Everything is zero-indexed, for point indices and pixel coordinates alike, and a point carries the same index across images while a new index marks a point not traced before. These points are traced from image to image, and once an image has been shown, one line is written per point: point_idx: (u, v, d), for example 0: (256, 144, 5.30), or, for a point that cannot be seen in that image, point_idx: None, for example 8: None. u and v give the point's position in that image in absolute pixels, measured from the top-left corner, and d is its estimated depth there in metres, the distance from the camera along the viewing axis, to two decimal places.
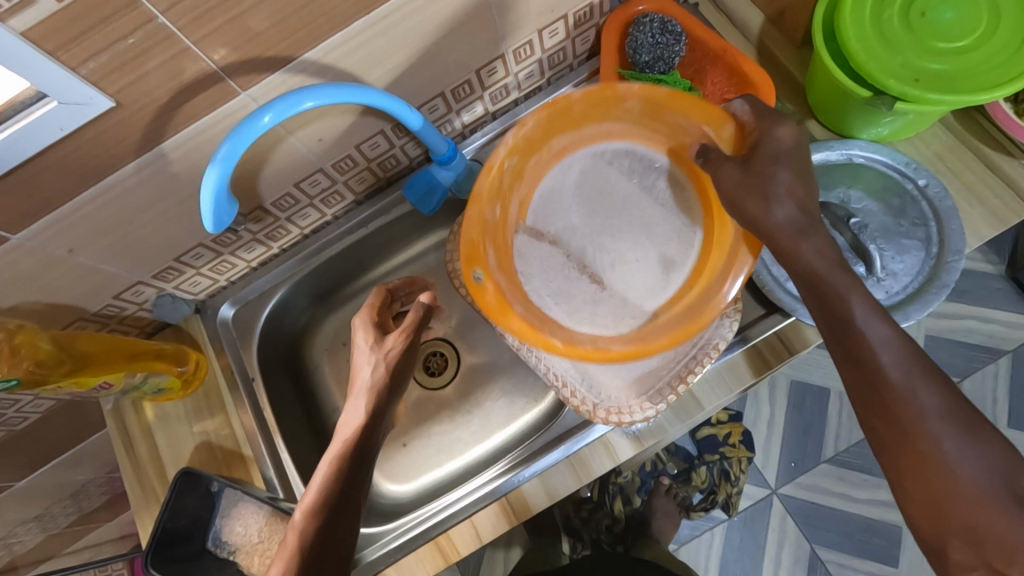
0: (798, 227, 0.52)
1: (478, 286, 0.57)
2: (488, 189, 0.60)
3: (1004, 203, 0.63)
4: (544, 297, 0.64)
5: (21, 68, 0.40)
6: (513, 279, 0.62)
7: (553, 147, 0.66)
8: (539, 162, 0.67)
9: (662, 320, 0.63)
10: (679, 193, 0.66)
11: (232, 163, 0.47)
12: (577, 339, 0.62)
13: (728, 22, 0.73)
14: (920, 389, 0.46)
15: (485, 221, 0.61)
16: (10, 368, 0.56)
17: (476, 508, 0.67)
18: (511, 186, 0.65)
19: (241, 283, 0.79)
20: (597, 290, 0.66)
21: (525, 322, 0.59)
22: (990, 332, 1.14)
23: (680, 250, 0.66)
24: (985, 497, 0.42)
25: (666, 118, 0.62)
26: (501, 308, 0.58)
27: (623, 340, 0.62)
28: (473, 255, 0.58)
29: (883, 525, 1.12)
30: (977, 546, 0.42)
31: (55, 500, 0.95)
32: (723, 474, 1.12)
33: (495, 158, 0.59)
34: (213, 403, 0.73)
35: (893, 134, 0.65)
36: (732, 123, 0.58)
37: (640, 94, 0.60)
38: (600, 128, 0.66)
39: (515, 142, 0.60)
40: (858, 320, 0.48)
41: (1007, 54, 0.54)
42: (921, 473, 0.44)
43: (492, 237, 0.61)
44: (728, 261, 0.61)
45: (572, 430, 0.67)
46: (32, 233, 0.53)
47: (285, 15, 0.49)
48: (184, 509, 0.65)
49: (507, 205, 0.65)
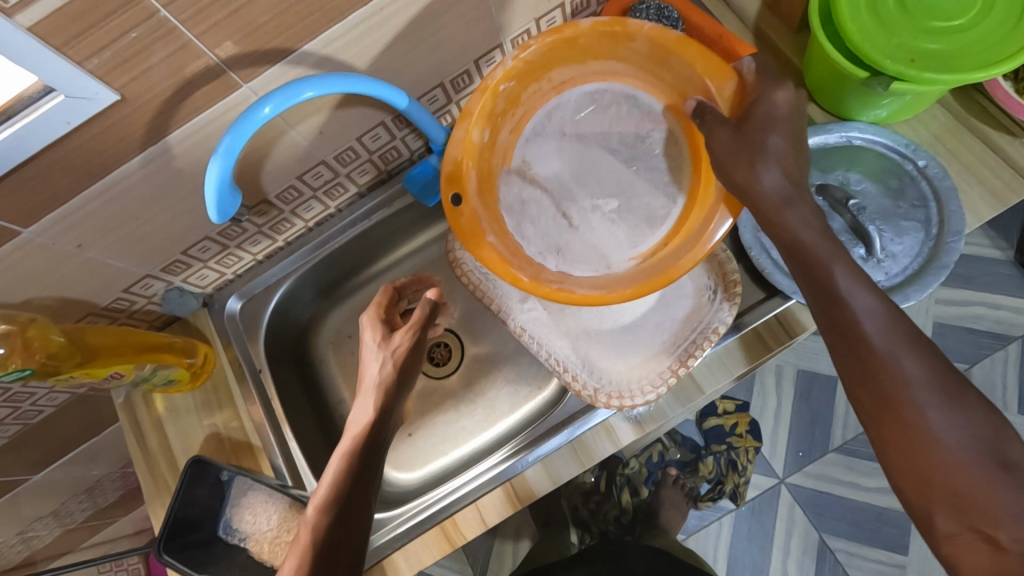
0: (782, 195, 0.52)
1: (455, 210, 0.61)
2: (479, 110, 0.62)
3: (1004, 183, 0.63)
4: (525, 227, 0.66)
5: (27, 64, 0.41)
6: (493, 209, 0.64)
7: (552, 78, 0.65)
8: (536, 92, 0.66)
9: (631, 270, 0.63)
10: (672, 147, 0.66)
11: (233, 156, 0.48)
12: (546, 275, 0.62)
13: (725, 8, 0.74)
14: (904, 356, 0.46)
15: (474, 143, 0.63)
16: (24, 360, 0.57)
17: (482, 492, 0.67)
18: (502, 114, 0.65)
19: (247, 277, 0.80)
20: (570, 237, 0.68)
21: (497, 254, 0.61)
22: (999, 318, 1.13)
23: (664, 207, 0.66)
24: (970, 462, 0.43)
25: (671, 65, 0.62)
26: (474, 235, 0.61)
27: (593, 283, 0.63)
28: (453, 177, 0.62)
29: (892, 513, 1.12)
30: (962, 512, 0.42)
31: (70, 495, 0.97)
32: (730, 464, 1.14)
33: (489, 80, 0.61)
34: (221, 396, 0.74)
35: (891, 116, 0.65)
36: (734, 80, 0.58)
37: (650, 35, 0.60)
38: (603, 65, 0.65)
39: (512, 66, 0.61)
40: (842, 298, 0.48)
41: (1003, 34, 0.54)
42: (905, 441, 0.45)
43: (477, 159, 0.63)
44: (705, 221, 0.60)
45: (574, 415, 0.68)
46: (42, 229, 0.55)
47: (283, 8, 0.49)
48: (194, 498, 0.66)
49: (498, 130, 0.65)
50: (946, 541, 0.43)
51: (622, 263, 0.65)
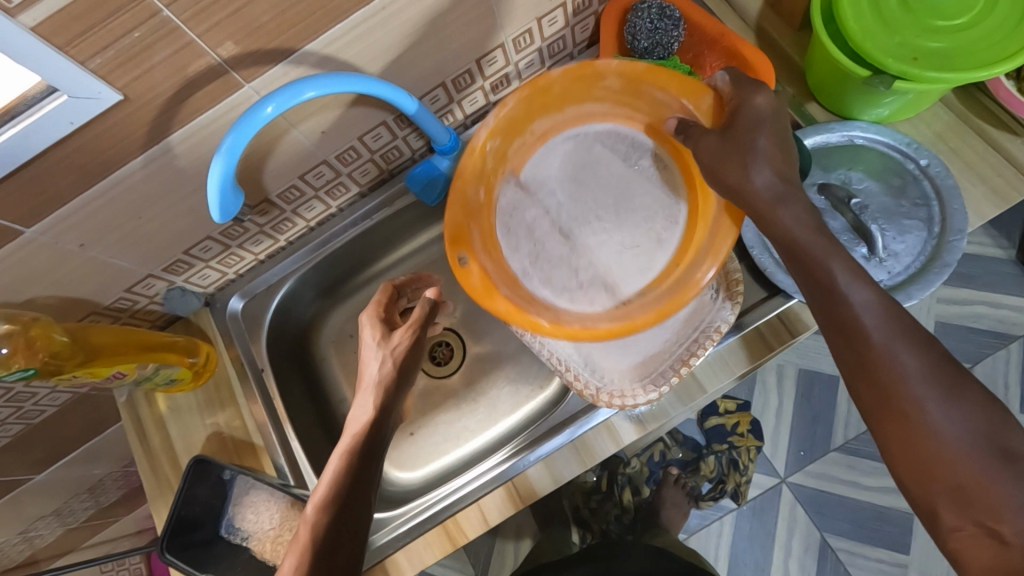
0: (777, 194, 0.52)
1: (462, 268, 0.59)
2: (471, 169, 0.62)
3: (1006, 181, 0.63)
4: (534, 277, 0.65)
5: (31, 64, 0.42)
6: (500, 262, 0.63)
7: (534, 129, 0.67)
8: (524, 143, 0.68)
9: (643, 300, 0.62)
10: (662, 169, 0.66)
11: (236, 154, 0.48)
12: (566, 319, 0.61)
13: (726, 6, 0.74)
14: (902, 351, 0.46)
15: (469, 201, 0.63)
16: (26, 359, 0.57)
17: (483, 492, 0.67)
18: (495, 169, 0.66)
19: (248, 276, 0.81)
20: (577, 264, 0.67)
21: (511, 304, 0.59)
22: (1001, 317, 1.13)
23: (667, 227, 0.65)
24: (969, 456, 0.43)
25: (645, 93, 0.62)
26: (486, 290, 0.59)
27: (610, 319, 0.61)
28: (458, 238, 0.60)
29: (893, 512, 1.12)
30: (964, 506, 0.43)
31: (72, 494, 0.97)
32: (732, 463, 1.14)
33: (476, 140, 0.62)
34: (223, 395, 0.75)
35: (893, 115, 0.65)
36: (710, 95, 0.57)
37: (619, 70, 0.60)
38: (582, 109, 0.67)
39: (495, 124, 0.62)
40: (839, 294, 0.48)
41: (1005, 32, 0.54)
42: (904, 435, 0.45)
43: (477, 220, 0.63)
44: (712, 237, 0.59)
45: (576, 415, 0.68)
46: (44, 228, 0.55)
47: (284, 7, 0.49)
48: (196, 497, 0.66)
49: (492, 186, 0.66)
50: (951, 535, 0.43)
51: (634, 290, 0.63)
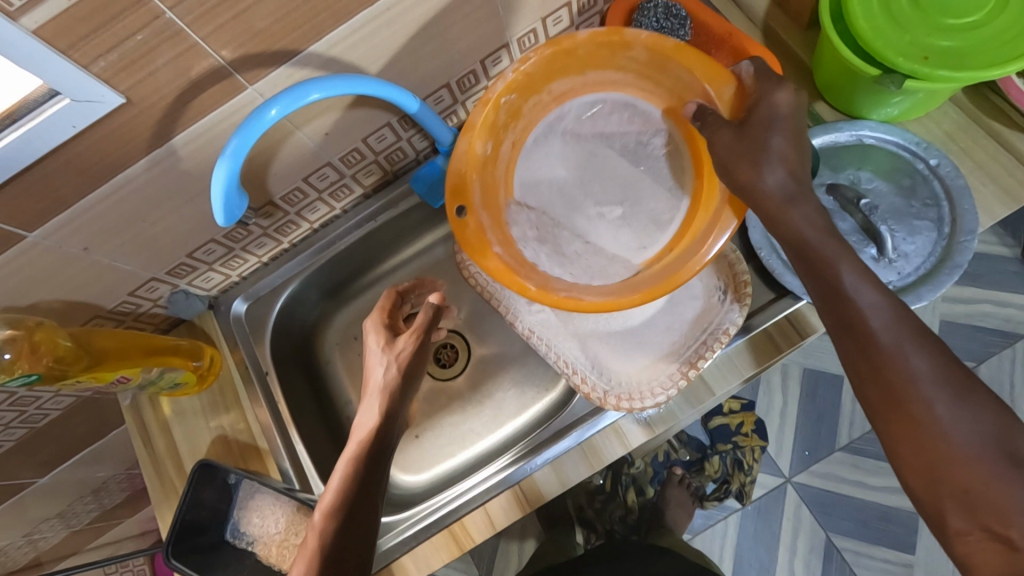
0: (786, 194, 0.52)
1: (460, 222, 0.61)
2: (483, 123, 0.62)
3: (1016, 181, 0.63)
4: (537, 246, 0.65)
5: (34, 68, 0.41)
6: (500, 220, 0.63)
7: (553, 90, 0.65)
8: (537, 105, 0.65)
9: (639, 278, 0.62)
10: (673, 153, 0.66)
11: (240, 157, 0.48)
12: (555, 284, 0.61)
13: (732, 5, 0.73)
14: (912, 352, 0.45)
15: (477, 156, 0.62)
16: (30, 364, 0.57)
17: (489, 496, 0.67)
18: (505, 126, 0.64)
19: (252, 279, 0.80)
20: (586, 250, 0.67)
21: (504, 263, 0.60)
22: (1007, 316, 1.12)
23: (669, 210, 0.66)
24: (977, 456, 0.42)
25: (670, 70, 0.61)
26: (481, 246, 0.60)
27: (605, 290, 0.61)
28: (458, 190, 0.61)
29: (899, 512, 1.12)
30: (971, 509, 0.42)
31: (77, 496, 0.97)
32: (736, 463, 1.11)
33: (492, 92, 0.61)
34: (227, 398, 0.74)
35: (903, 114, 0.65)
36: (733, 84, 0.57)
37: (647, 43, 0.59)
38: (605, 76, 0.65)
39: (513, 79, 0.61)
40: (847, 295, 0.48)
41: (1018, 30, 0.54)
42: (912, 438, 0.44)
43: (479, 173, 0.63)
44: (711, 225, 0.60)
45: (582, 418, 0.67)
46: (48, 232, 0.54)
47: (288, 9, 0.49)
48: (201, 501, 0.66)
49: (500, 143, 0.65)
50: (958, 539, 0.42)
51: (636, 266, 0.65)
